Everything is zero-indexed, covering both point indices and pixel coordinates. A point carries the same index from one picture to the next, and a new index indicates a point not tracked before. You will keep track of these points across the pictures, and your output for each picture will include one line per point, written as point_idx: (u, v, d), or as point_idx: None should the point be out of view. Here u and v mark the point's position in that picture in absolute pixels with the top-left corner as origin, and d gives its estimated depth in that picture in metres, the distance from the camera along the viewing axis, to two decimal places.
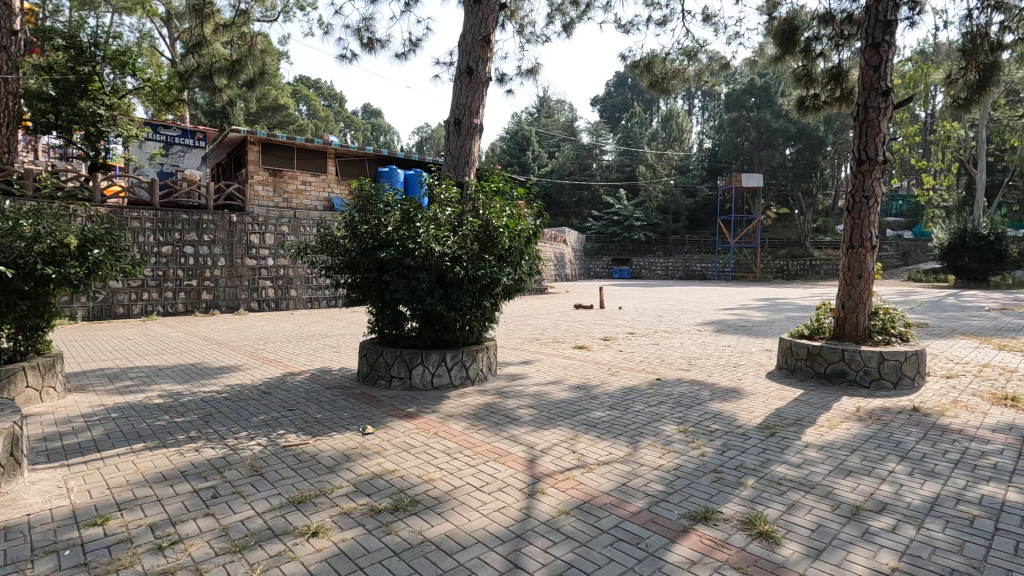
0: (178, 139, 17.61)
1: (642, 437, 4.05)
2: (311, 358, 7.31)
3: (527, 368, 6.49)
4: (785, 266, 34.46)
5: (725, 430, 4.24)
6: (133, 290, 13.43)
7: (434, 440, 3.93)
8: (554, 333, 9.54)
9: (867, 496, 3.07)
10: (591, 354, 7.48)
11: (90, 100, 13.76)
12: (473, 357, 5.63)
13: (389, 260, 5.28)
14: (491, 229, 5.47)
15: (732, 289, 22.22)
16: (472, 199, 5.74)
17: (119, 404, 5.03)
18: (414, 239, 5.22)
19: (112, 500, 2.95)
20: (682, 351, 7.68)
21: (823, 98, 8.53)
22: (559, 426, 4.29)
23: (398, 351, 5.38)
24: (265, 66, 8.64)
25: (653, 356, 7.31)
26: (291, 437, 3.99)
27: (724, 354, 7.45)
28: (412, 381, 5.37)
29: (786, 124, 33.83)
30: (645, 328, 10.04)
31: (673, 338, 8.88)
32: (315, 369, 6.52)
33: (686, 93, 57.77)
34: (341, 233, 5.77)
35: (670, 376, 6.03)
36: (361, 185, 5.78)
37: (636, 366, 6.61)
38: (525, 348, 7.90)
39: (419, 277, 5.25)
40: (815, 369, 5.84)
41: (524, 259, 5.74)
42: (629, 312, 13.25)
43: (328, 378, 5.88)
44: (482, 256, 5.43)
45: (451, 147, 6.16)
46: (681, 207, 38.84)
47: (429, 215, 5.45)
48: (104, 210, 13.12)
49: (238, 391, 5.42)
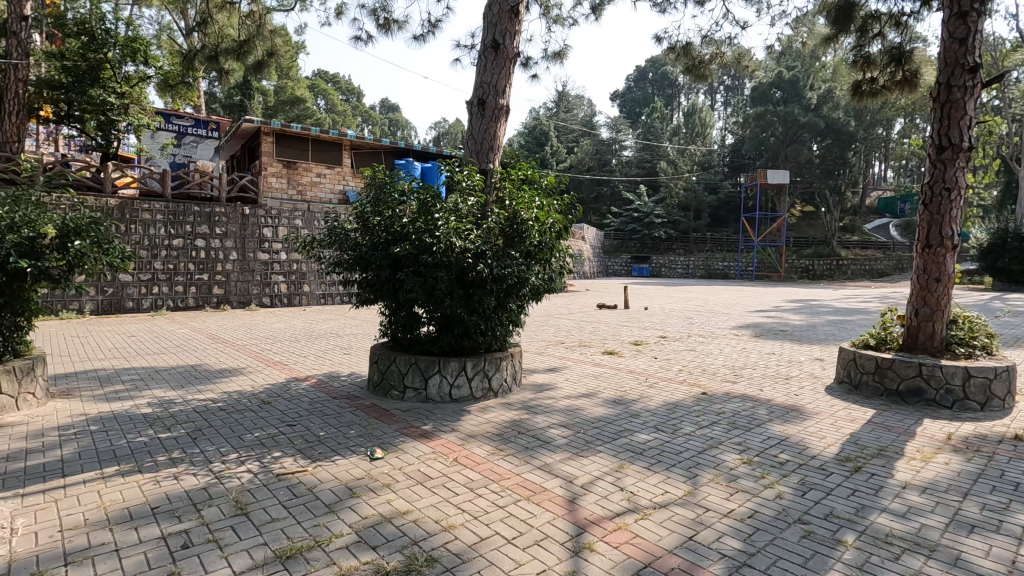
0: (191, 129, 17.13)
1: (701, 470, 3.40)
2: (320, 361, 6.76)
3: (553, 377, 5.89)
4: (811, 266, 33.32)
5: (797, 462, 3.57)
6: (143, 284, 13.11)
7: (454, 471, 3.33)
8: (579, 336, 8.89)
9: (1010, 567, 2.38)
10: (622, 361, 6.83)
11: (100, 87, 13.35)
12: (497, 366, 5.00)
13: (403, 257, 4.72)
14: (520, 221, 4.84)
15: (757, 290, 21.36)
16: (497, 189, 5.13)
17: (103, 413, 4.51)
18: (432, 233, 4.62)
19: (60, 550, 2.40)
20: (724, 360, 7.00)
21: (882, 82, 7.65)
22: (599, 453, 3.66)
23: (412, 358, 4.80)
24: (275, 47, 8.06)
25: (692, 364, 6.64)
26: (286, 461, 3.42)
27: (772, 363, 6.74)
28: (428, 393, 4.78)
29: (816, 119, 32.60)
30: (677, 332, 9.34)
31: (709, 344, 8.17)
32: (322, 373, 5.97)
33: (708, 87, 56.43)
34: (351, 226, 5.24)
35: (717, 390, 5.36)
36: (374, 173, 5.23)
37: (675, 376, 5.95)
38: (551, 353, 7.28)
39: (437, 276, 4.65)
40: (885, 386, 5.12)
41: (555, 256, 5.12)
42: (656, 313, 12.53)
43: (335, 386, 5.33)
44: (510, 252, 4.81)
45: (474, 129, 5.54)
46: (702, 204, 37.84)
47: (448, 206, 4.85)
48: (113, 202, 12.79)
49: (236, 400, 4.88)
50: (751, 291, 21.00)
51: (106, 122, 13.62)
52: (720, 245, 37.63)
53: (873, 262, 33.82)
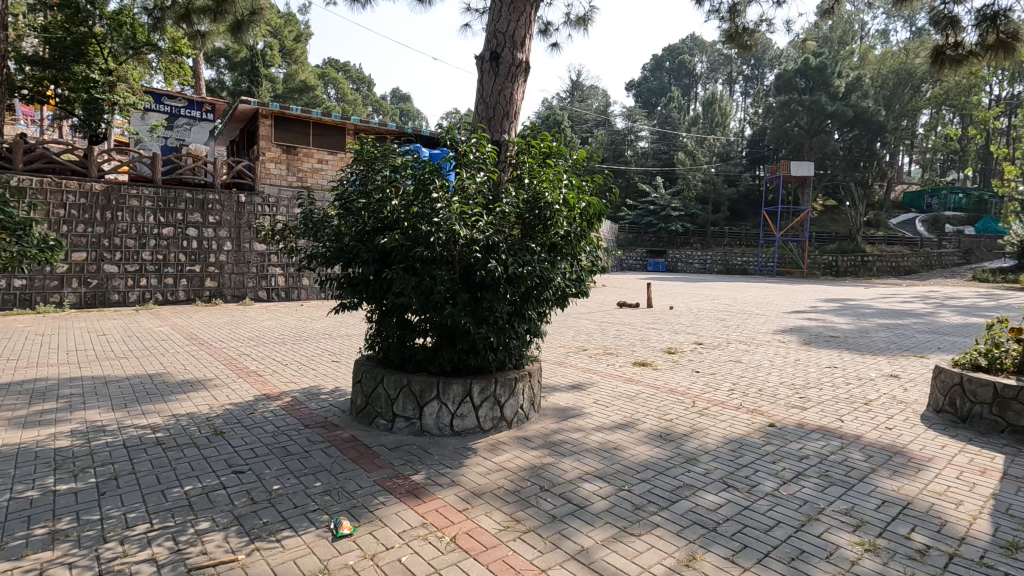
0: (184, 110, 15.81)
1: (812, 568, 2.31)
2: (302, 371, 5.75)
3: (579, 400, 4.81)
4: (835, 262, 31.80)
5: (944, 551, 2.47)
6: (130, 275, 12.26)
7: (451, 565, 2.27)
8: (601, 342, 7.78)
9: None
10: (658, 375, 5.74)
11: (84, 64, 12.27)
12: (512, 390, 3.94)
13: (392, 249, 3.69)
14: (542, 204, 3.77)
15: (781, 287, 19.96)
16: (513, 163, 4.06)
17: (6, 446, 3.51)
18: (428, 219, 3.57)
19: None
20: (780, 375, 5.89)
21: (966, 48, 5.77)
22: (657, 531, 2.59)
23: (403, 380, 3.77)
24: (258, 3, 6.99)
25: (744, 382, 5.55)
26: (214, 542, 2.39)
27: (840, 382, 5.62)
28: (424, 425, 3.75)
29: (844, 108, 30.91)
30: (713, 338, 8.18)
31: (755, 354, 7.03)
32: (300, 390, 4.94)
33: (726, 76, 54.55)
34: (333, 210, 4.25)
35: (787, 421, 4.28)
36: (360, 145, 4.18)
37: (728, 399, 4.85)
38: (573, 364, 6.21)
39: (434, 275, 3.60)
40: (1008, 421, 4.01)
41: (584, 250, 4.05)
42: (683, 313, 11.40)
43: (310, 409, 4.30)
44: (529, 245, 3.76)
45: (486, 91, 4.45)
46: (721, 196, 36.33)
47: (451, 184, 3.77)
48: (98, 187, 11.92)
49: (181, 429, 3.86)
50: (777, 288, 19.62)
51: (90, 102, 12.39)
52: (739, 240, 35.91)
53: (900, 258, 32.11)
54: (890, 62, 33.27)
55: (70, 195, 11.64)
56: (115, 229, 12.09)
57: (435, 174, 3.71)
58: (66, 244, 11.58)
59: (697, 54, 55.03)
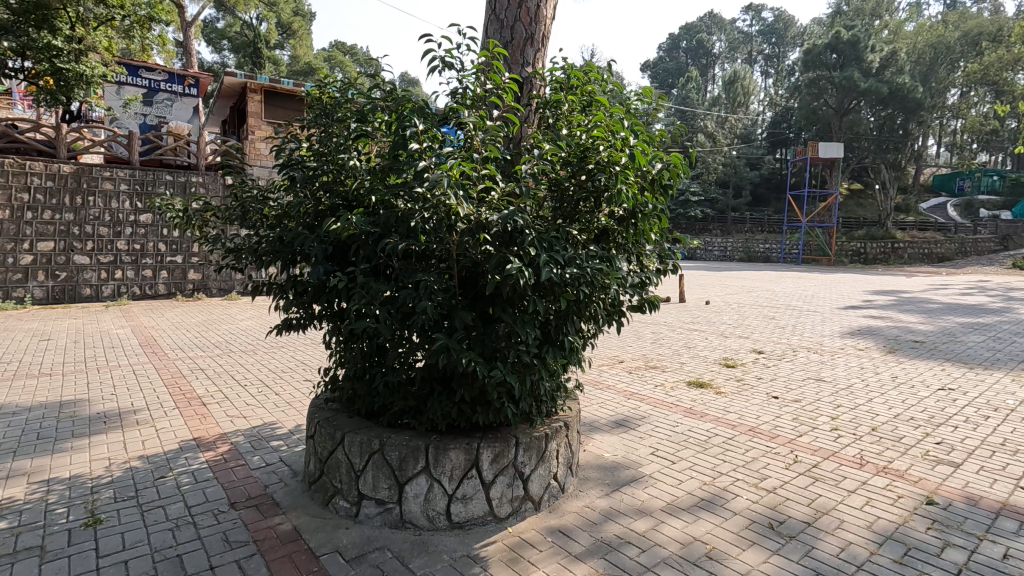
0: (163, 85, 14.06)
1: None
2: (263, 397, 4.43)
3: (631, 449, 3.44)
4: (863, 249, 29.00)
5: None
6: (103, 268, 11.03)
7: None
8: (638, 351, 6.38)
9: None
10: (728, 404, 4.36)
11: (48, 29, 10.70)
12: (541, 455, 2.57)
13: (350, 238, 2.33)
14: (592, 164, 2.38)
15: (816, 277, 18.27)
16: (543, 107, 2.67)
17: None
18: (407, 187, 2.19)
19: None
20: (887, 403, 4.47)
21: None
22: None
23: (372, 442, 2.43)
24: None
25: (847, 415, 4.15)
26: None
27: (975, 415, 4.17)
28: (405, 513, 2.41)
29: (878, 84, 28.50)
30: (773, 345, 6.75)
31: (837, 368, 5.59)
32: (248, 432, 3.61)
33: (746, 56, 52.28)
34: (277, 182, 2.90)
35: (952, 494, 2.88)
36: (317, 88, 2.85)
37: (842, 449, 3.45)
38: (613, 386, 4.84)
39: (417, 280, 2.23)
40: None
41: (649, 239, 2.63)
42: (723, 310, 9.93)
43: (249, 475, 2.97)
44: (570, 231, 2.37)
45: (500, 3, 3.04)
46: (743, 179, 34.46)
47: (445, 134, 2.38)
48: (68, 168, 10.68)
49: (41, 514, 2.55)
50: (810, 278, 17.98)
51: (54, 73, 10.85)
52: (761, 226, 34.11)
53: (934, 245, 29.42)
54: (926, 35, 31.13)
55: (36, 177, 10.38)
56: (86, 216, 10.85)
57: (420, 120, 2.34)
58: (31, 233, 10.34)
59: (715, 34, 53.07)
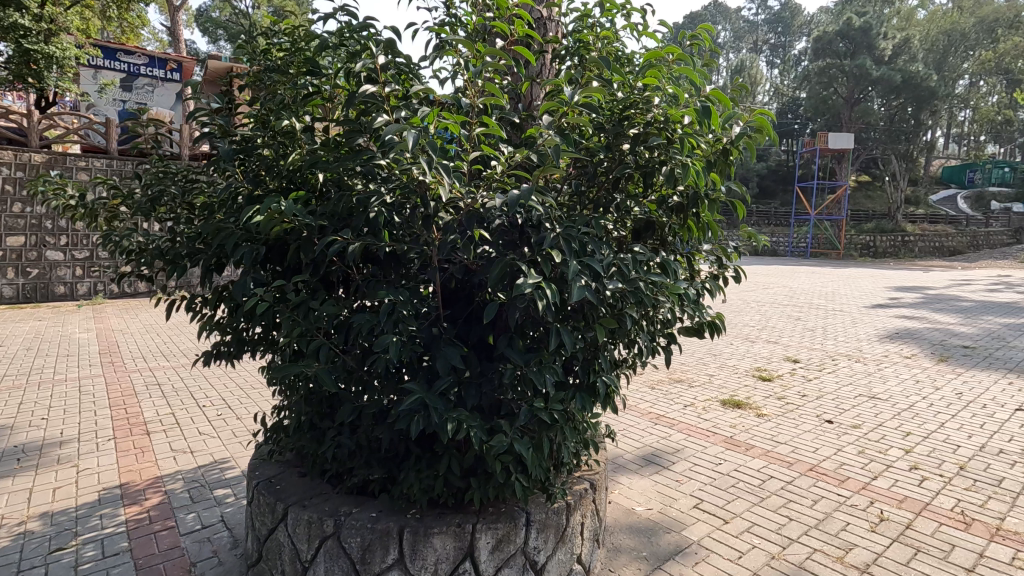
0: (143, 69, 13.23)
1: None
2: (219, 424, 3.71)
3: (669, 499, 2.72)
4: (873, 243, 27.73)
5: None
6: (79, 264, 10.33)
7: None
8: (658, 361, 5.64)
9: None
10: (776, 431, 3.65)
11: (15, 7, 9.70)
12: (559, 533, 1.85)
13: (285, 236, 1.62)
14: (637, 124, 1.66)
15: (829, 274, 17.37)
16: (563, 56, 1.98)
17: None
18: (364, 156, 1.48)
19: None
20: (962, 429, 3.74)
21: None
22: None
23: (323, 523, 1.73)
24: None
25: (923, 446, 3.42)
26: None
27: None
28: None
29: (891, 72, 27.40)
30: (807, 352, 6.01)
31: (889, 382, 4.85)
32: (189, 476, 2.90)
33: (751, 47, 51.04)
34: (203, 161, 2.19)
35: None
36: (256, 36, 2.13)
37: (934, 499, 2.74)
38: (637, 406, 4.12)
39: (380, 295, 1.51)
40: None
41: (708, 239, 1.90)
42: (742, 311, 9.15)
43: (176, 546, 2.26)
44: (604, 223, 1.65)
45: None
46: (749, 172, 33.52)
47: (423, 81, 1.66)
48: (39, 157, 9.90)
49: None
50: (824, 275, 17.06)
51: (22, 54, 9.89)
52: (767, 219, 33.19)
53: (944, 238, 28.22)
54: (939, 22, 30.00)
55: (4, 167, 9.61)
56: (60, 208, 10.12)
57: (389, 62, 1.61)
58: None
59: (720, 24, 51.87)
